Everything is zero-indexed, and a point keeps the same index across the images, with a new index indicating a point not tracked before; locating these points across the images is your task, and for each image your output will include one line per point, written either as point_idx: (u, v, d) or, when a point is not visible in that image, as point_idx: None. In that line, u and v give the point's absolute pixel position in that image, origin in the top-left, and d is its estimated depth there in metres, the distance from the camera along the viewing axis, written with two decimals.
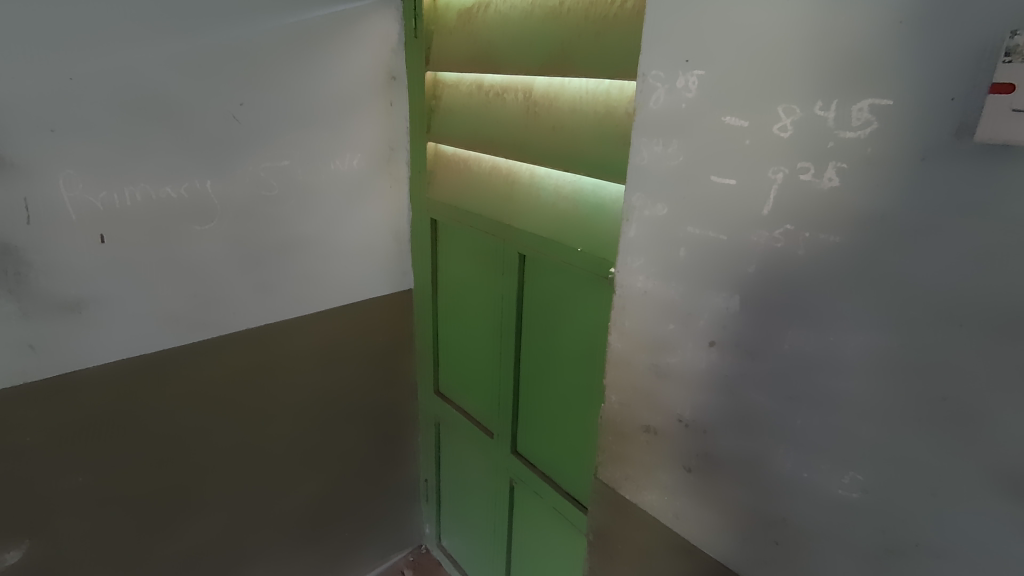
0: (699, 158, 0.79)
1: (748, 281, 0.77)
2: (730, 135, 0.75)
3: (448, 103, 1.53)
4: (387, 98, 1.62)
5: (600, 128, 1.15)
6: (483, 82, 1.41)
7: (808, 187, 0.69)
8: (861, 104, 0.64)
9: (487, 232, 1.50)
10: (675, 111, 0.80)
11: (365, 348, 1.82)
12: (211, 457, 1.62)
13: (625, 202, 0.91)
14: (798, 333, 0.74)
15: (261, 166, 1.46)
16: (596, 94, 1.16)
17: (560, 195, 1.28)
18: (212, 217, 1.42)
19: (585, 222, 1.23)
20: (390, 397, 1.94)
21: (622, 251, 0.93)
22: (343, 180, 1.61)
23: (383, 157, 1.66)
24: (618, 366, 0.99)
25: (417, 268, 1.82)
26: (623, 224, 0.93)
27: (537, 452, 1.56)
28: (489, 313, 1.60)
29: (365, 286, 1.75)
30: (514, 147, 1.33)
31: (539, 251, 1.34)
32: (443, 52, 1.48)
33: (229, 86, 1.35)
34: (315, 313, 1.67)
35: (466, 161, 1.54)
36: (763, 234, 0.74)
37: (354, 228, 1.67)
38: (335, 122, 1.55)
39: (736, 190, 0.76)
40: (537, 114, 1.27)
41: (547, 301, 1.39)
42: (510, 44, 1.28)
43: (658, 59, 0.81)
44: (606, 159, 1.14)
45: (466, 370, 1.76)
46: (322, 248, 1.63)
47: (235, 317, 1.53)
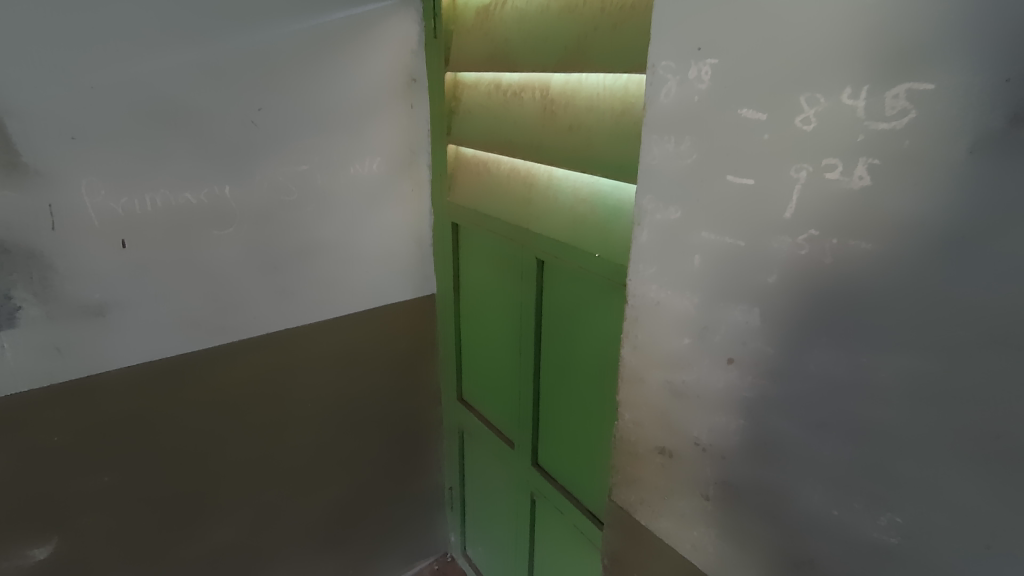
0: (713, 155, 0.71)
1: (769, 293, 0.69)
2: (746, 129, 0.67)
3: (467, 104, 1.48)
4: (408, 100, 1.59)
5: (618, 126, 1.08)
6: (501, 81, 1.36)
7: (836, 187, 0.61)
8: (896, 90, 0.55)
9: (505, 236, 1.44)
10: (687, 104, 0.73)
11: (387, 353, 1.80)
12: (234, 460, 1.63)
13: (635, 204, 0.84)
14: (825, 352, 0.65)
15: (280, 171, 1.46)
16: (614, 90, 1.09)
17: (577, 197, 1.21)
18: (231, 222, 1.42)
19: (602, 226, 1.16)
20: (414, 402, 1.92)
21: (632, 258, 0.86)
22: (364, 184, 1.59)
23: (404, 160, 1.64)
24: (632, 382, 0.91)
25: (440, 273, 1.79)
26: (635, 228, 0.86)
27: (558, 466, 1.50)
28: (509, 320, 1.54)
29: (387, 291, 1.73)
30: (531, 149, 1.27)
31: (556, 256, 1.28)
32: (461, 52, 1.44)
33: (247, 92, 1.36)
34: (336, 318, 1.66)
35: (486, 163, 1.49)
36: (785, 240, 0.66)
37: (375, 232, 1.65)
38: (355, 125, 1.53)
39: (755, 191, 0.68)
40: (554, 113, 1.21)
41: (566, 309, 1.33)
42: (527, 41, 1.23)
43: (668, 48, 0.74)
44: (624, 160, 1.07)
45: (488, 378, 1.71)
46: (342, 253, 1.61)
47: (256, 321, 1.53)
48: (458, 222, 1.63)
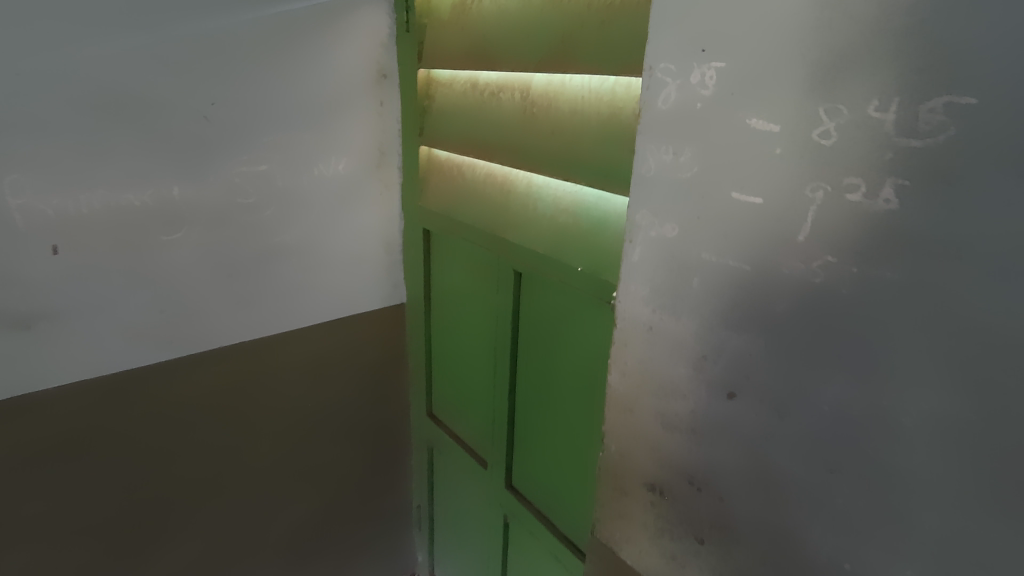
0: (717, 169, 0.65)
1: (777, 322, 0.63)
2: (755, 139, 0.61)
3: (441, 103, 1.39)
4: (378, 97, 1.49)
5: (604, 131, 1.00)
6: (478, 80, 1.28)
7: (857, 208, 0.54)
8: (932, 103, 0.48)
9: (480, 245, 1.35)
10: (688, 112, 0.66)
11: (354, 364, 1.69)
12: (184, 483, 1.50)
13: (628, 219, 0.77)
14: (840, 390, 0.59)
15: (236, 170, 1.33)
16: (600, 93, 1.01)
17: (559, 206, 1.13)
18: (180, 225, 1.30)
19: (586, 238, 1.08)
20: (383, 418, 1.81)
21: (623, 277, 0.79)
22: (329, 187, 1.48)
23: (373, 161, 1.53)
24: (620, 410, 0.84)
25: (409, 281, 1.68)
26: (627, 245, 0.79)
27: (535, 488, 1.42)
28: (483, 333, 1.45)
29: (354, 300, 1.62)
30: (511, 152, 1.19)
31: (536, 268, 1.20)
32: (436, 48, 1.35)
33: (199, 83, 1.24)
34: (298, 329, 1.55)
35: (460, 166, 1.40)
36: (797, 266, 0.60)
37: (341, 238, 1.54)
38: (320, 123, 1.42)
39: (764, 210, 0.61)
40: (535, 116, 1.13)
41: (545, 324, 1.25)
42: (507, 38, 1.14)
43: (668, 49, 0.67)
44: (611, 168, 0.99)
45: (462, 393, 1.62)
46: (305, 260, 1.50)
47: (208, 334, 1.41)
48: (430, 228, 1.53)
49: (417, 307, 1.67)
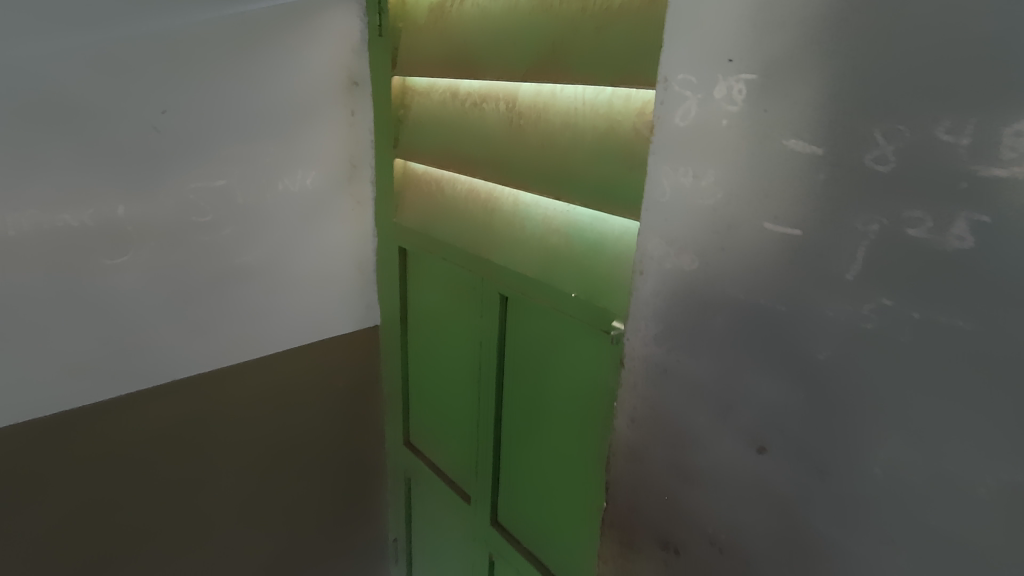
0: (746, 196, 0.57)
1: (819, 372, 0.55)
2: (793, 163, 0.53)
3: (417, 113, 1.29)
4: (348, 106, 1.38)
5: (600, 146, 0.92)
6: (458, 89, 1.18)
7: (921, 245, 0.46)
8: (1019, 125, 0.41)
9: (462, 266, 1.25)
10: (711, 130, 0.58)
11: (325, 393, 1.56)
12: (135, 532, 1.35)
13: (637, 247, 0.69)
14: (895, 452, 0.51)
15: (190, 186, 1.21)
16: (595, 104, 0.92)
17: (549, 226, 1.04)
18: (127, 248, 1.16)
19: (579, 262, 0.99)
20: (357, 448, 1.68)
21: (632, 312, 0.71)
22: (295, 203, 1.36)
23: (344, 174, 1.42)
24: (629, 459, 0.75)
25: (383, 302, 1.57)
26: (635, 277, 0.70)
27: (523, 527, 1.32)
28: (465, 360, 1.35)
29: (324, 324, 1.50)
30: (496, 168, 1.10)
31: (524, 293, 1.10)
32: (412, 53, 1.25)
33: (147, 90, 1.11)
34: (262, 358, 1.42)
35: (439, 181, 1.30)
36: (844, 309, 0.52)
37: (309, 258, 1.42)
38: (285, 134, 1.30)
39: (804, 244, 0.53)
40: (523, 129, 1.04)
41: (534, 353, 1.15)
42: (491, 44, 1.05)
43: (686, 60, 0.59)
44: (608, 187, 0.91)
45: (442, 423, 1.51)
46: (269, 282, 1.37)
47: (160, 366, 1.28)
48: (406, 247, 1.42)
49: (393, 330, 1.56)
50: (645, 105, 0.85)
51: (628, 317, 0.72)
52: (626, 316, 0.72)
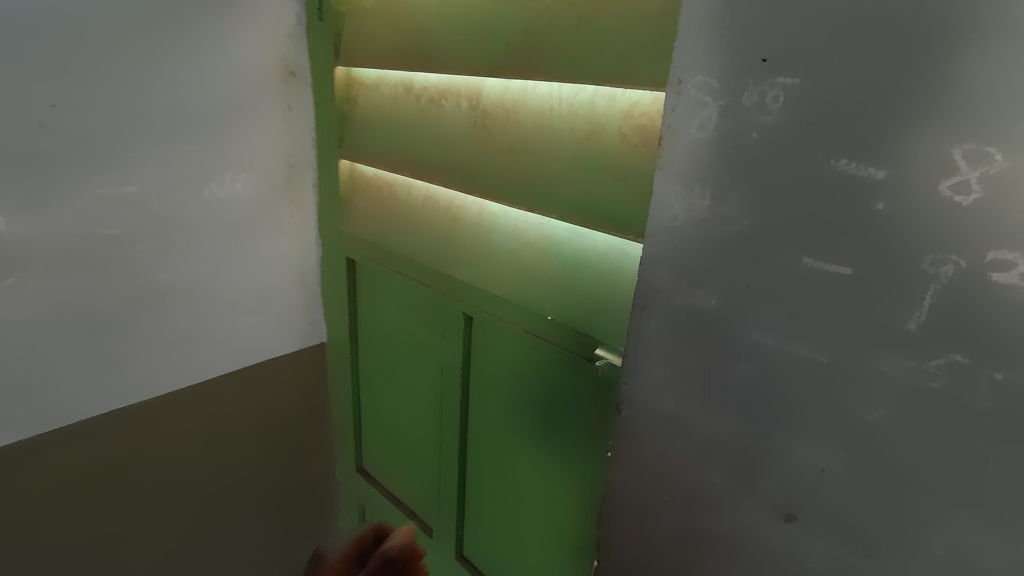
0: (782, 225, 0.47)
1: (868, 435, 0.46)
2: (840, 189, 0.44)
3: (365, 109, 1.15)
4: (285, 99, 1.21)
5: (580, 153, 0.81)
6: (413, 83, 1.05)
7: (1008, 294, 0.39)
8: None
9: (419, 281, 1.13)
10: (736, 145, 0.48)
11: (265, 422, 1.39)
12: None
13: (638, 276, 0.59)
14: (962, 531, 0.43)
15: (93, 195, 1.02)
16: (573, 105, 0.81)
17: (520, 240, 0.93)
18: (12, 270, 0.96)
19: (555, 282, 0.89)
20: (302, 478, 1.52)
21: (632, 353, 0.61)
22: (224, 211, 1.18)
23: (281, 177, 1.25)
24: (627, 517, 0.66)
25: (330, 318, 1.41)
26: (635, 312, 0.60)
27: (492, 563, 1.21)
28: (425, 384, 1.22)
29: (261, 346, 1.33)
30: (459, 174, 0.97)
31: (492, 314, 0.99)
32: (358, 41, 1.10)
33: (31, 78, 0.91)
34: (189, 388, 1.24)
35: (392, 186, 1.16)
36: (904, 364, 0.43)
37: (242, 273, 1.25)
38: (209, 132, 1.12)
39: (855, 286, 0.44)
40: (489, 130, 0.92)
41: (503, 379, 1.04)
42: (452, 32, 0.92)
43: (709, 58, 0.48)
44: (590, 200, 0.80)
45: (399, 450, 1.37)
46: (195, 302, 1.19)
47: (62, 406, 1.08)
48: (355, 258, 1.28)
49: (342, 349, 1.41)
50: (632, 108, 0.75)
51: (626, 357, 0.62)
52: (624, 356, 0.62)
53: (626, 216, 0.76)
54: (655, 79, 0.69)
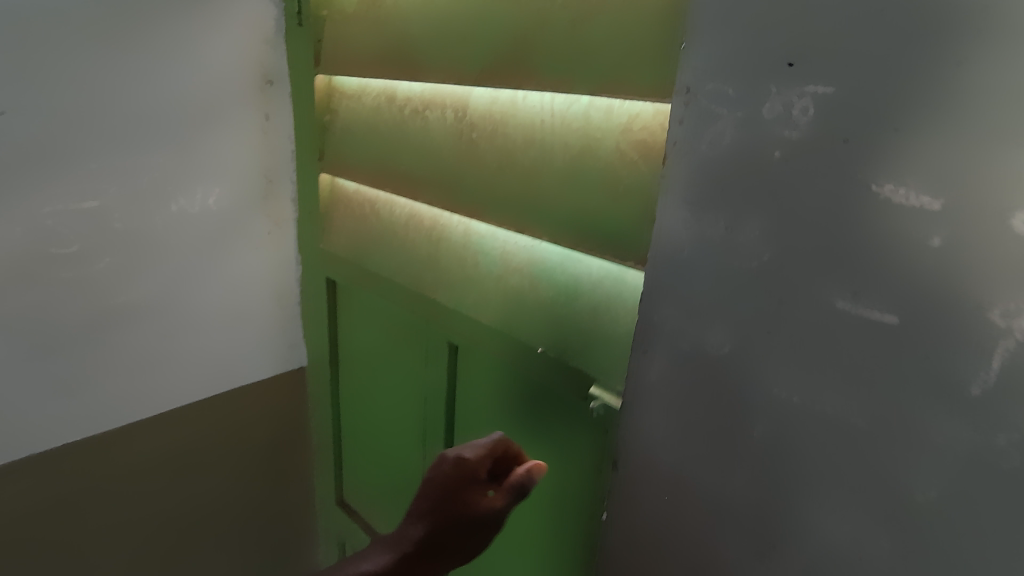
0: (811, 261, 0.40)
1: (917, 520, 0.38)
2: (881, 221, 0.37)
3: (346, 120, 1.07)
4: (262, 109, 1.13)
5: (573, 170, 0.73)
6: (396, 93, 0.98)
7: None
8: None
9: (401, 305, 1.04)
10: (755, 165, 0.42)
11: (238, 451, 1.30)
12: None
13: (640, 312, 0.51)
14: None
15: (48, 209, 0.94)
16: (566, 116, 0.74)
17: (509, 264, 0.85)
18: None
19: (547, 310, 0.80)
20: (280, 510, 1.43)
21: (633, 399, 0.53)
22: (194, 227, 1.10)
23: (258, 191, 1.17)
24: None
25: (311, 341, 1.33)
26: (636, 352, 0.52)
27: None
28: (407, 415, 1.13)
29: (235, 371, 1.24)
30: (444, 191, 0.89)
31: (479, 343, 0.91)
32: (339, 47, 1.03)
33: None
34: (153, 416, 1.15)
35: (374, 203, 1.08)
36: (964, 437, 0.35)
37: (214, 294, 1.16)
38: (178, 142, 1.05)
39: (902, 337, 0.37)
40: (476, 144, 0.85)
41: (489, 413, 0.96)
42: (437, 38, 0.85)
43: (725, 65, 0.43)
44: (584, 221, 0.72)
45: (381, 484, 1.28)
46: (162, 324, 1.11)
47: (10, 437, 1.00)
48: (334, 278, 1.19)
49: (322, 373, 1.32)
50: (631, 121, 0.67)
51: (625, 403, 0.54)
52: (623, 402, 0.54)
53: (625, 240, 0.68)
54: (656, 87, 0.61)
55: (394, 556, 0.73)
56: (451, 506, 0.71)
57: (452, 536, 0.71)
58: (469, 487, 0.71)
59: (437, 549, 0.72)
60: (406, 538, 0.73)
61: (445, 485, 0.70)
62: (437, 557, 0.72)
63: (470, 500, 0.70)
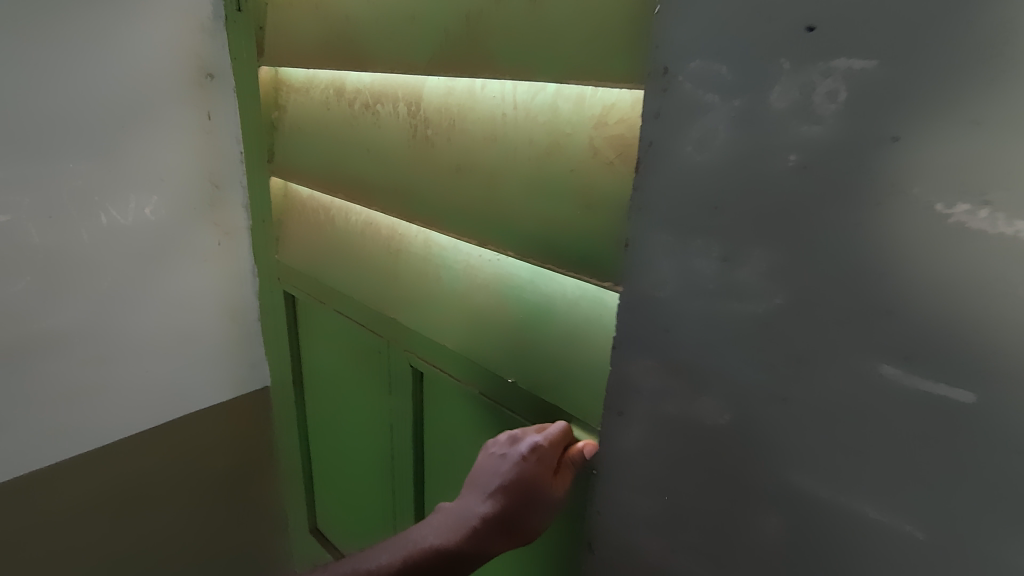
0: (847, 304, 0.30)
1: None
2: (932, 261, 0.27)
3: (295, 117, 0.95)
4: (202, 106, 1.01)
5: (540, 173, 0.61)
6: (344, 85, 0.86)
7: None
8: None
9: (361, 325, 0.93)
10: (763, 174, 0.32)
11: (196, 481, 1.20)
12: None
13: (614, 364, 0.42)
14: None
15: None
16: (530, 109, 0.62)
17: (473, 281, 0.74)
18: None
19: (517, 336, 0.69)
20: (248, 540, 1.33)
21: (610, 468, 0.45)
22: (129, 242, 0.99)
23: (202, 199, 1.05)
24: None
25: (273, 360, 1.22)
26: (615, 404, 0.43)
27: None
28: (373, 444, 1.02)
29: (188, 396, 1.13)
30: (398, 196, 0.77)
31: (444, 370, 0.80)
32: (280, 34, 0.90)
33: None
34: (94, 451, 1.04)
35: (330, 210, 0.96)
36: None
37: (158, 313, 1.05)
38: (104, 148, 0.93)
39: (980, 413, 0.27)
40: (431, 143, 0.73)
41: (461, 448, 0.84)
42: (383, 20, 0.73)
43: (722, 42, 0.33)
44: (554, 234, 0.60)
45: (352, 515, 1.17)
46: (98, 350, 1.00)
47: None
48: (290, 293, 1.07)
49: (287, 396, 1.21)
50: (606, 112, 0.56)
51: (600, 472, 0.46)
52: (596, 473, 0.46)
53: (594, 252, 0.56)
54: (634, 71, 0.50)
55: (453, 540, 0.59)
56: (527, 490, 0.58)
57: (518, 524, 0.58)
58: (547, 473, 0.58)
59: (499, 537, 0.58)
60: (469, 520, 0.59)
61: (524, 468, 0.57)
62: (498, 546, 0.59)
63: (547, 485, 0.58)
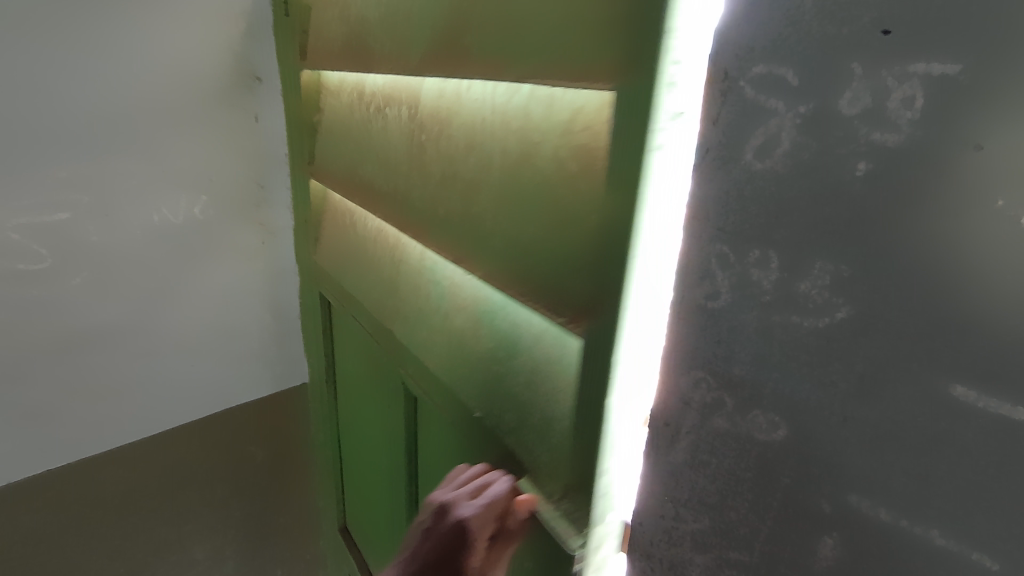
0: (921, 319, 0.29)
1: None
2: (1018, 282, 0.26)
3: (330, 121, 0.95)
4: (248, 109, 1.04)
5: (513, 181, 0.53)
6: (365, 87, 0.84)
7: None
8: None
9: (371, 331, 0.92)
10: (830, 182, 0.31)
11: (234, 477, 1.20)
12: None
13: (664, 372, 0.42)
14: None
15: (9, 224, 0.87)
16: (504, 111, 0.54)
17: (456, 302, 0.67)
18: None
19: (492, 368, 0.62)
20: (282, 540, 1.33)
21: (655, 479, 0.44)
22: (175, 239, 1.02)
23: (246, 198, 1.08)
24: None
25: (308, 360, 1.23)
26: (664, 412, 0.43)
27: None
28: (388, 457, 1.00)
29: (228, 390, 1.16)
30: (394, 203, 0.74)
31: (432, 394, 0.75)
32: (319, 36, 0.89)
33: None
34: (138, 440, 1.08)
35: (354, 216, 0.97)
36: None
37: (201, 309, 1.08)
38: (153, 148, 0.96)
39: None
40: (424, 150, 0.67)
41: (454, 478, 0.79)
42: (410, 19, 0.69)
43: (790, 47, 0.32)
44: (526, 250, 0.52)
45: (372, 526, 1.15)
46: (145, 343, 1.04)
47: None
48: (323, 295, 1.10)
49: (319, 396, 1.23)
50: (573, 118, 0.47)
51: (644, 482, 0.45)
52: (640, 484, 0.45)
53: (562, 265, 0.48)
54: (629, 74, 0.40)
55: None
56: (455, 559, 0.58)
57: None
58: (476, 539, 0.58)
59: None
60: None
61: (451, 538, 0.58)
62: None
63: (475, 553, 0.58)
